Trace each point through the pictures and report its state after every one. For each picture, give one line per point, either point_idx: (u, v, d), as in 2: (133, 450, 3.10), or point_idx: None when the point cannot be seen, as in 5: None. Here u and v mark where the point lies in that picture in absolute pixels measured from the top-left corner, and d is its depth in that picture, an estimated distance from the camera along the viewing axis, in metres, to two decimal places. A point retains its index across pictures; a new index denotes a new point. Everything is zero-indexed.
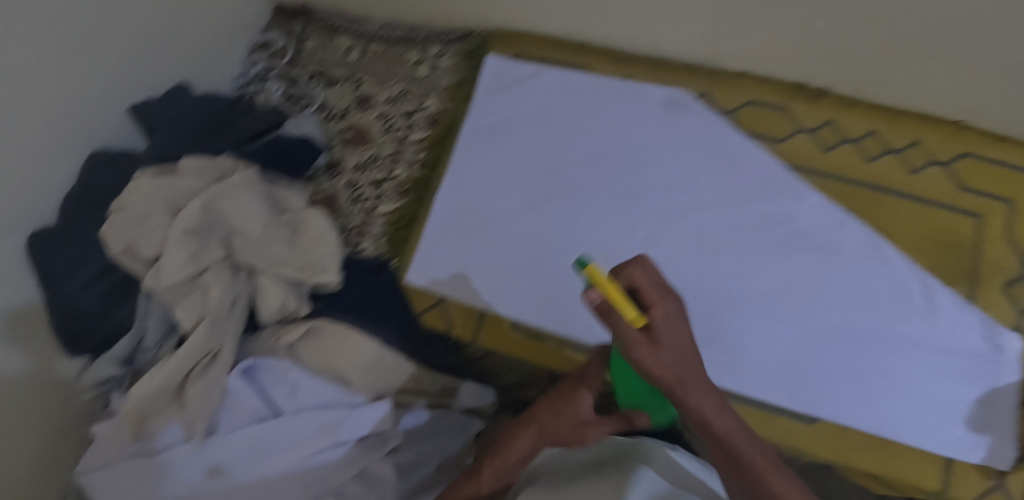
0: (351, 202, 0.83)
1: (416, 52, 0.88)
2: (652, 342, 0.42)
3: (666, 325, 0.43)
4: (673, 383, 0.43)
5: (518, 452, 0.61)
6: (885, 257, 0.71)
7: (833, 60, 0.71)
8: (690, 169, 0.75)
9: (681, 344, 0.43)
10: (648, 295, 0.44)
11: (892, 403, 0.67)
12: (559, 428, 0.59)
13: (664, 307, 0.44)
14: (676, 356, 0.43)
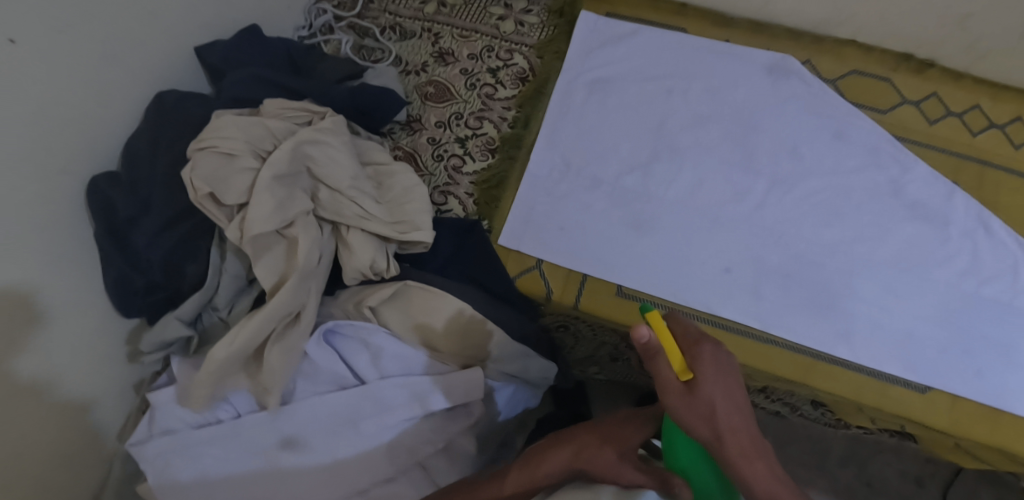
0: (435, 160, 0.78)
1: (500, 6, 0.84)
2: (691, 391, 0.49)
3: (709, 381, 0.49)
4: (712, 433, 0.48)
5: (549, 468, 0.60)
6: (993, 233, 0.70)
7: (949, 29, 0.70)
8: (795, 136, 0.75)
9: (720, 398, 0.49)
10: (694, 353, 0.50)
11: (1004, 374, 0.67)
12: (594, 463, 0.58)
13: (709, 361, 0.50)
14: (714, 412, 0.48)
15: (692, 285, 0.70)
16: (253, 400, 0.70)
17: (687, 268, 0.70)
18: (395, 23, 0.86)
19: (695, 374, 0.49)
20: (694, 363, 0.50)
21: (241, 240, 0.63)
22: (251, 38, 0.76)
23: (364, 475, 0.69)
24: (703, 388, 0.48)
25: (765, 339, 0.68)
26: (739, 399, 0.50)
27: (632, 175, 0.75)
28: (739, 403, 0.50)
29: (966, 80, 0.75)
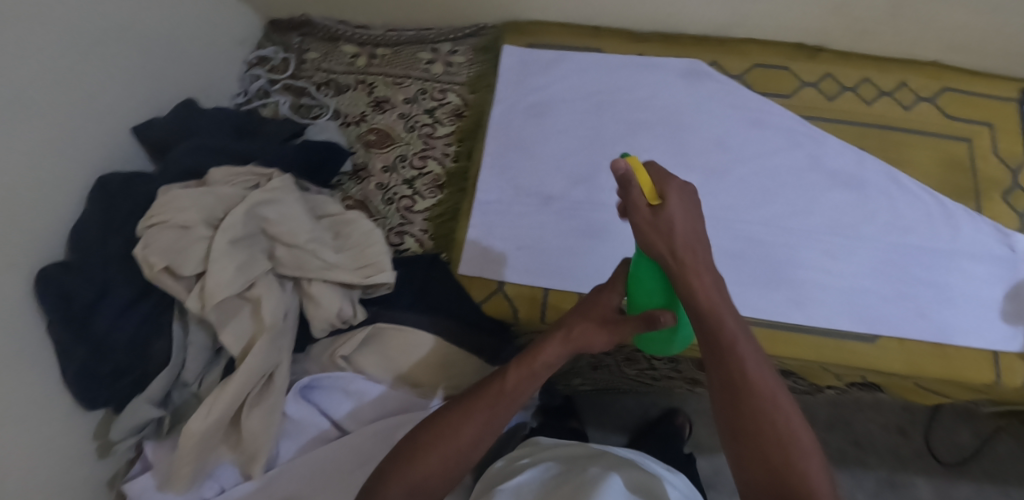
0: (386, 203, 0.80)
1: (428, 51, 0.88)
2: (664, 208, 0.54)
3: (676, 203, 0.55)
4: (670, 246, 0.55)
5: (547, 356, 0.63)
6: (904, 187, 0.78)
7: (833, 15, 0.78)
8: (719, 128, 0.80)
9: (682, 221, 0.55)
10: (665, 184, 0.56)
11: (941, 312, 0.73)
12: (583, 336, 0.63)
13: (676, 193, 0.55)
14: (673, 229, 0.54)
15: None
16: (239, 473, 0.68)
17: None
18: (329, 79, 0.89)
19: (662, 199, 0.55)
20: (662, 189, 0.55)
21: (202, 309, 0.62)
22: (189, 110, 0.77)
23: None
24: (672, 207, 0.54)
25: None
26: (696, 227, 0.56)
27: (578, 186, 0.78)
28: (697, 229, 0.56)
29: (854, 58, 0.84)
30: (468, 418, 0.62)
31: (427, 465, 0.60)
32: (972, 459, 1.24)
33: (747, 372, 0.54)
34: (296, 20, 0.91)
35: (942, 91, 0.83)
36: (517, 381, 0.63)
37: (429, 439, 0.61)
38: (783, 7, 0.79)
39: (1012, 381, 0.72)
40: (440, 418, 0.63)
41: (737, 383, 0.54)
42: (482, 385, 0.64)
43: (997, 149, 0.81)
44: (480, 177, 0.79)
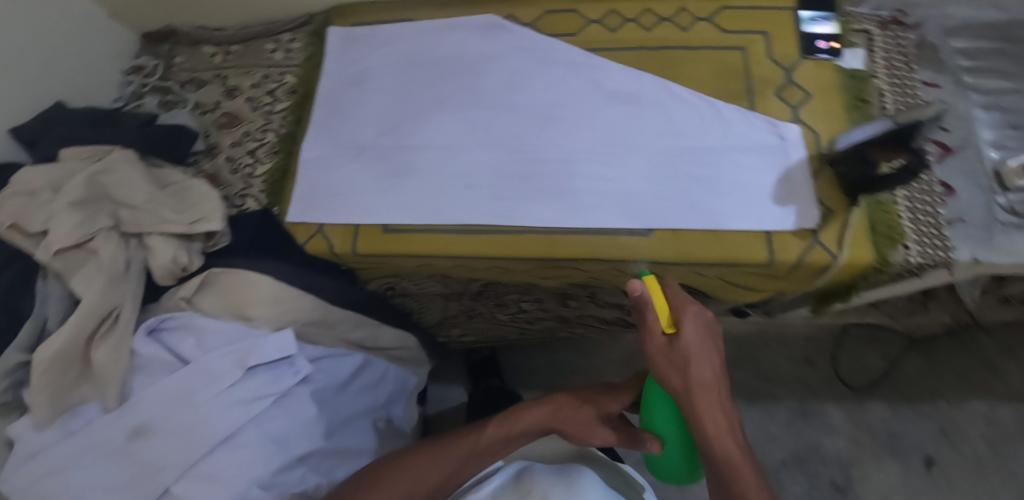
0: (233, 173, 0.93)
1: (271, 42, 1.03)
2: (681, 335, 0.67)
3: (690, 329, 0.67)
4: (683, 370, 0.66)
5: (527, 422, 0.82)
6: (676, 94, 0.85)
7: None
8: (512, 69, 0.91)
9: (697, 348, 0.66)
10: (683, 315, 0.68)
11: (716, 202, 0.79)
12: (572, 423, 0.81)
13: (691, 324, 0.67)
14: (687, 359, 0.66)
15: (447, 204, 0.83)
16: (100, 407, 0.80)
17: (440, 195, 0.84)
18: (192, 77, 1.03)
19: (679, 328, 0.68)
20: (679, 319, 0.68)
21: (48, 259, 0.74)
22: (59, 109, 0.90)
23: (211, 427, 0.77)
24: (687, 334, 0.67)
25: (510, 231, 0.80)
26: (708, 361, 0.67)
27: (387, 137, 0.89)
28: (709, 357, 0.67)
29: None
30: (450, 458, 0.81)
31: (413, 473, 0.79)
32: (882, 380, 1.36)
33: (742, 485, 0.63)
34: (164, 31, 1.07)
35: (719, 10, 0.91)
36: (493, 434, 0.82)
37: (424, 454, 0.82)
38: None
39: (786, 256, 0.77)
40: (426, 449, 0.82)
41: (727, 479, 0.64)
42: (466, 430, 0.84)
43: (770, 52, 0.88)
44: (306, 139, 0.91)
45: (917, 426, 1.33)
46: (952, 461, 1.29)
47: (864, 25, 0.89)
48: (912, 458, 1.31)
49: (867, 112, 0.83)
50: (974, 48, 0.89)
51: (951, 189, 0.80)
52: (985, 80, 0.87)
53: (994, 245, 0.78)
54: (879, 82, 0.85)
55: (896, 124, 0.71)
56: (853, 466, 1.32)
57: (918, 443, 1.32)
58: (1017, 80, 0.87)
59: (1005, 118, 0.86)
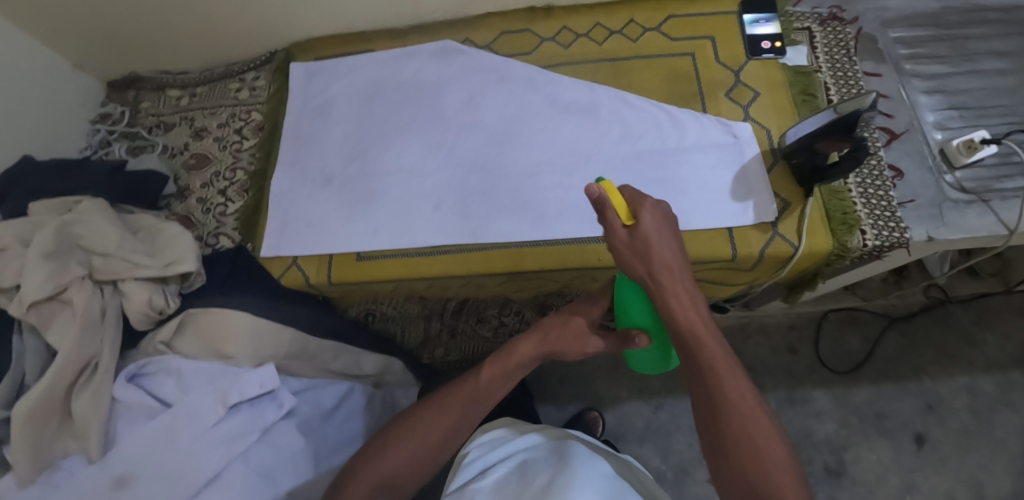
0: (204, 213, 0.94)
1: (236, 82, 1.04)
2: (641, 225, 0.60)
3: (649, 219, 0.61)
4: (648, 262, 0.60)
5: (520, 355, 0.75)
6: (630, 103, 0.88)
7: None
8: (472, 90, 0.93)
9: (657, 235, 0.60)
10: (641, 207, 0.61)
11: (677, 203, 0.82)
12: (562, 342, 0.74)
13: (651, 216, 0.61)
14: (650, 248, 0.60)
15: (416, 227, 0.85)
16: (83, 459, 0.79)
17: (410, 217, 0.85)
18: (160, 121, 1.05)
19: (637, 220, 0.61)
20: (636, 210, 0.61)
21: (23, 313, 0.75)
22: (26, 162, 0.89)
23: (198, 469, 0.77)
24: (647, 223, 0.60)
25: (478, 248, 0.82)
26: (669, 247, 0.61)
27: (353, 165, 0.90)
28: (671, 243, 0.61)
29: (583, 10, 0.97)
30: (445, 414, 0.75)
31: (392, 461, 0.74)
32: (865, 362, 1.38)
33: (728, 386, 0.56)
34: (128, 77, 1.08)
35: (666, 19, 0.94)
36: (490, 374, 0.76)
37: (400, 437, 0.75)
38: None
39: (749, 250, 0.79)
40: (403, 422, 0.77)
41: (711, 384, 0.56)
42: (463, 378, 0.78)
43: (718, 56, 0.91)
44: (274, 173, 0.92)
45: (903, 404, 1.35)
46: (941, 436, 1.32)
47: (804, 23, 0.93)
48: (902, 436, 1.33)
49: (815, 106, 0.87)
50: (910, 36, 0.92)
51: (900, 172, 0.83)
52: (924, 67, 0.90)
53: (945, 222, 0.81)
54: (824, 75, 0.89)
55: (835, 115, 0.72)
56: (846, 449, 1.33)
57: (906, 421, 1.34)
58: (957, 63, 0.90)
59: (945, 100, 0.88)
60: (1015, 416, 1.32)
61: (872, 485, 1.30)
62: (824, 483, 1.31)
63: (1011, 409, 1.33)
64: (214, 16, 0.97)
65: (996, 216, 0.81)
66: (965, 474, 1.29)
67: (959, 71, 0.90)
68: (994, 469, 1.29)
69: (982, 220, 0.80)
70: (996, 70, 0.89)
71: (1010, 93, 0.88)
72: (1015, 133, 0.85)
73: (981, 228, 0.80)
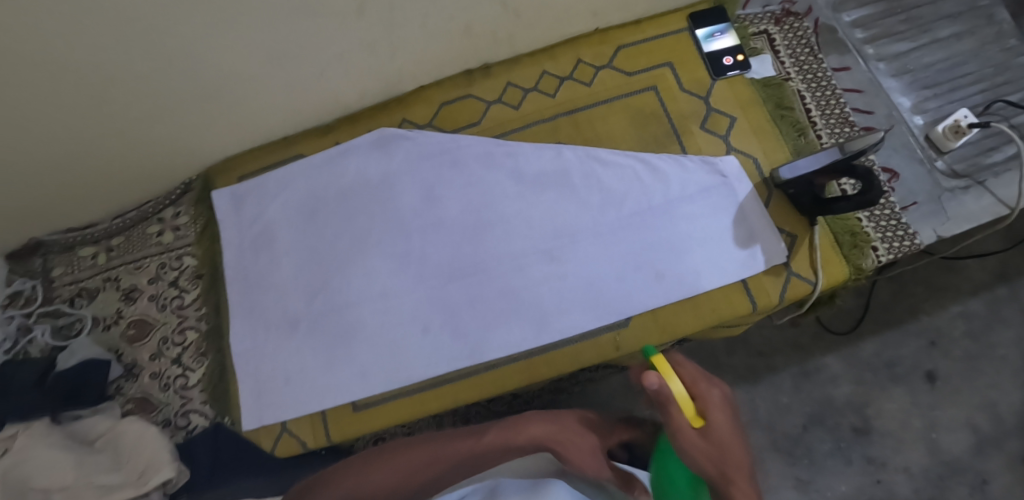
0: (164, 390, 0.82)
1: (155, 223, 0.90)
2: (701, 409, 0.50)
3: (711, 405, 0.51)
4: (699, 453, 0.49)
5: (535, 431, 0.59)
6: (603, 160, 0.80)
7: (474, 33, 0.78)
8: (427, 182, 0.82)
9: (719, 417, 0.50)
10: (705, 396, 0.51)
11: (683, 265, 0.75)
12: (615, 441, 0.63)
13: (715, 399, 0.51)
14: (726, 453, 0.49)
15: (409, 360, 0.76)
16: None
17: (398, 351, 0.76)
18: (79, 289, 0.90)
19: (705, 418, 0.50)
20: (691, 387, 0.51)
21: None
22: None
23: None
24: (708, 404, 0.51)
25: (485, 367, 0.75)
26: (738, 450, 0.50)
27: (318, 300, 0.80)
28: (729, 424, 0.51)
29: (525, 59, 0.86)
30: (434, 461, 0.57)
31: (378, 470, 0.56)
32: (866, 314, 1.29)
33: None
34: (29, 245, 0.91)
35: (616, 51, 0.85)
36: (491, 441, 0.59)
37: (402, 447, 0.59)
38: (416, 45, 0.77)
39: (768, 299, 0.74)
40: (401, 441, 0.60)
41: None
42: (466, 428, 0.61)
43: (681, 82, 0.83)
44: (230, 330, 0.81)
45: (907, 346, 1.20)
46: (949, 368, 1.18)
47: (760, 26, 0.86)
48: (914, 377, 1.18)
49: (795, 119, 0.81)
50: (865, 16, 0.86)
51: (894, 172, 0.78)
52: (887, 47, 0.85)
53: (949, 215, 0.77)
54: (794, 83, 0.83)
55: (843, 156, 0.66)
56: (868, 405, 1.18)
57: (914, 362, 1.19)
58: (915, 36, 0.85)
59: (914, 80, 0.84)
60: (1010, 330, 1.18)
61: (900, 434, 1.16)
62: (853, 445, 1.17)
63: (1006, 325, 1.18)
64: (103, 161, 0.81)
65: (993, 195, 0.77)
66: (979, 398, 1.16)
67: (921, 45, 0.85)
68: (1002, 385, 1.16)
69: (981, 203, 0.77)
70: (955, 36, 0.85)
71: (973, 58, 0.84)
72: (991, 103, 0.81)
73: (982, 213, 0.77)
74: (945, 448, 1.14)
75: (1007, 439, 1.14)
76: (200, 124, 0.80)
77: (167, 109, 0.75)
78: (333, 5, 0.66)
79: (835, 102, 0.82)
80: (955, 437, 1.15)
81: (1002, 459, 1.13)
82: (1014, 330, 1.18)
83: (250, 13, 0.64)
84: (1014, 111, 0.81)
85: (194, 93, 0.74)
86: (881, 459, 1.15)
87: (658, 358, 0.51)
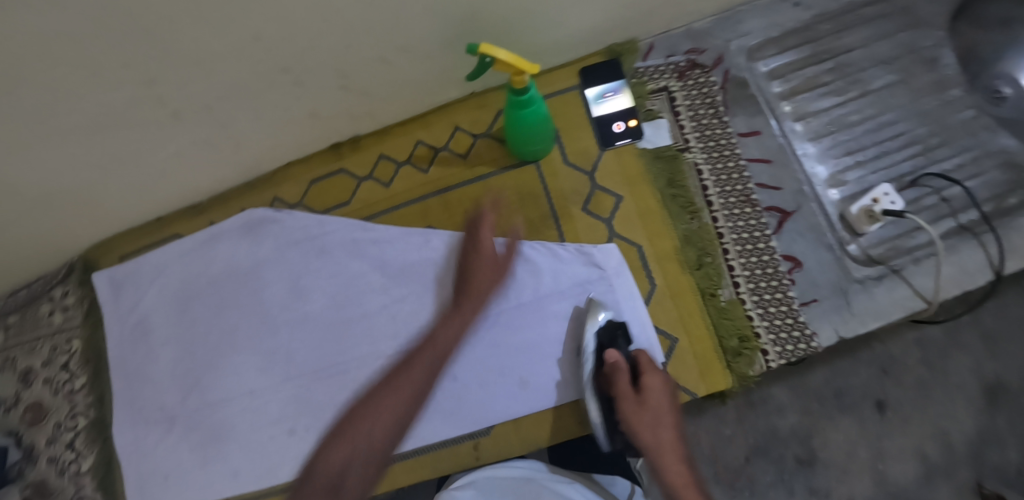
0: (60, 475, 0.83)
1: (45, 303, 0.86)
2: (647, 403, 0.63)
3: (653, 388, 0.64)
4: (661, 444, 0.62)
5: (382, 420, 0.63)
6: (471, 249, 0.74)
7: (324, 114, 0.71)
8: (295, 274, 0.78)
9: (661, 406, 0.64)
10: (646, 363, 0.65)
11: (551, 369, 0.70)
12: (481, 286, 0.70)
13: (656, 375, 0.65)
14: (658, 412, 0.64)
15: (281, 462, 0.75)
16: None
17: (266, 455, 0.76)
18: None
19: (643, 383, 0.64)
20: (641, 370, 0.65)
21: None
22: None
23: None
24: (650, 411, 0.63)
25: None
26: (659, 411, 0.64)
27: (191, 397, 0.79)
28: (669, 423, 0.64)
29: (397, 128, 0.78)
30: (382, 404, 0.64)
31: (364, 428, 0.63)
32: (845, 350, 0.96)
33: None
34: None
35: (497, 116, 0.77)
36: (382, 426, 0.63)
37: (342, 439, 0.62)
38: (264, 132, 0.71)
39: None
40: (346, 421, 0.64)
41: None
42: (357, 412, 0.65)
43: (564, 154, 0.74)
44: (114, 421, 0.82)
45: (858, 374, 0.83)
46: (903, 395, 0.82)
47: (659, 82, 0.76)
48: (861, 405, 0.83)
49: (687, 199, 0.72)
50: (785, 65, 0.78)
51: (797, 261, 0.71)
52: (808, 103, 0.77)
53: (853, 312, 0.70)
54: (693, 154, 0.74)
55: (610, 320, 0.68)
56: (813, 436, 0.83)
57: (864, 390, 0.83)
58: (843, 90, 0.77)
59: (836, 143, 0.76)
60: (969, 355, 0.82)
61: (845, 467, 0.82)
62: (796, 480, 0.83)
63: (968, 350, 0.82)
64: None
65: (909, 286, 0.71)
66: (930, 427, 0.81)
67: (848, 99, 0.77)
68: (959, 412, 0.82)
69: (893, 296, 0.70)
70: (886, 87, 0.77)
71: (906, 115, 0.76)
72: (921, 174, 0.74)
73: (893, 308, 0.70)
74: (893, 482, 0.81)
75: (959, 467, 0.81)
76: (57, 222, 0.76)
77: (12, 221, 0.72)
78: (142, 116, 0.61)
79: (737, 176, 0.73)
80: (903, 469, 0.81)
81: (952, 495, 0.80)
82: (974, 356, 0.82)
83: (48, 132, 0.60)
84: (946, 183, 0.74)
85: (37, 201, 0.71)
86: (825, 495, 0.81)
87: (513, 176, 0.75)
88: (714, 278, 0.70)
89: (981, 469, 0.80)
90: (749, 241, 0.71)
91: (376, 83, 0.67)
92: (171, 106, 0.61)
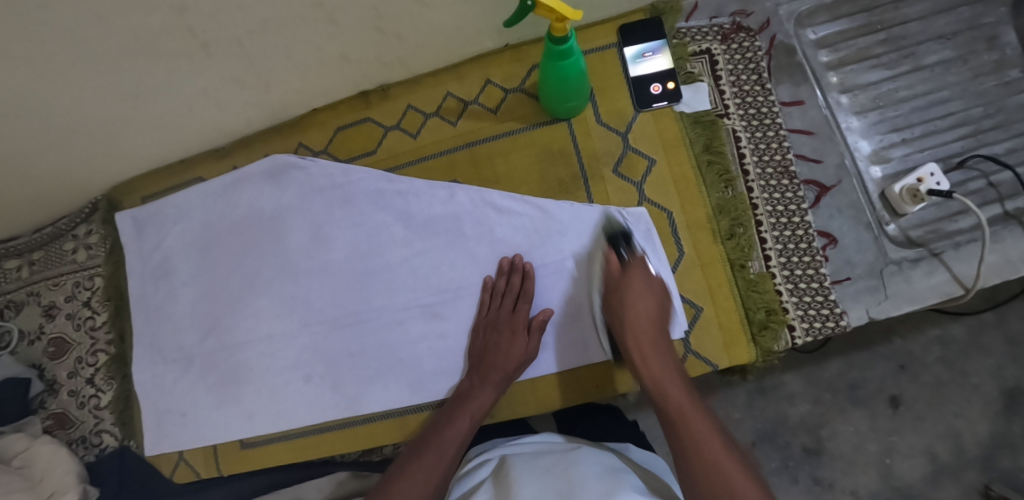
0: (80, 408, 0.84)
1: (70, 239, 0.87)
2: (627, 292, 0.64)
3: (635, 277, 0.65)
4: (633, 323, 0.63)
5: (453, 441, 0.65)
6: (497, 206, 0.72)
7: (355, 57, 0.69)
8: (319, 224, 0.77)
9: (642, 295, 0.64)
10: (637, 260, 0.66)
11: (574, 331, 0.70)
12: (503, 365, 0.67)
13: (641, 275, 0.65)
14: (628, 295, 0.64)
15: (296, 409, 0.76)
16: None
17: (281, 402, 0.76)
18: (6, 301, 0.87)
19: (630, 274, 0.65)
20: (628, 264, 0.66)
21: None
22: None
23: None
24: (631, 307, 0.64)
25: (362, 420, 0.74)
26: (652, 306, 0.64)
27: (209, 339, 0.79)
28: (662, 329, 0.64)
29: (427, 78, 0.76)
30: (453, 427, 0.65)
31: (412, 477, 0.63)
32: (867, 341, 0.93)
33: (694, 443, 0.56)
34: None
35: (530, 71, 0.74)
36: (461, 429, 0.65)
37: (408, 458, 0.65)
38: (294, 73, 0.69)
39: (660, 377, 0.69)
40: (398, 466, 0.65)
41: (701, 473, 0.55)
42: (422, 440, 0.66)
43: (597, 114, 0.72)
44: (134, 359, 0.82)
45: (874, 366, 0.82)
46: (917, 391, 0.82)
47: (701, 44, 0.73)
48: (874, 398, 0.82)
49: (723, 167, 0.70)
50: (835, 34, 0.75)
51: (832, 237, 0.70)
52: (857, 75, 0.74)
53: (887, 294, 0.68)
54: (731, 122, 0.71)
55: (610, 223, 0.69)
56: (822, 426, 0.82)
57: (879, 383, 0.82)
58: (894, 64, 0.74)
59: (884, 120, 0.73)
60: (988, 357, 0.81)
61: (852, 459, 0.82)
62: (801, 468, 0.82)
63: (987, 351, 0.81)
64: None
65: (948, 271, 0.68)
66: (941, 424, 0.81)
67: (900, 73, 0.73)
68: (972, 412, 0.81)
69: (930, 282, 0.68)
70: (941, 64, 0.73)
71: (960, 95, 0.73)
72: (970, 155, 0.71)
73: (928, 293, 0.68)
74: (898, 477, 0.81)
75: (967, 468, 0.80)
76: (84, 155, 0.76)
77: (40, 149, 0.72)
78: (171, 46, 0.60)
79: (777, 146, 0.71)
80: (910, 466, 0.81)
81: (957, 495, 0.80)
82: (994, 357, 0.81)
83: (79, 58, 0.59)
84: (995, 168, 0.71)
85: (63, 130, 0.70)
86: (828, 483, 0.82)
87: (549, 158, 0.73)
88: (745, 250, 0.68)
89: (989, 472, 0.80)
90: (783, 215, 0.69)
91: (410, 27, 0.65)
92: (201, 38, 0.60)
